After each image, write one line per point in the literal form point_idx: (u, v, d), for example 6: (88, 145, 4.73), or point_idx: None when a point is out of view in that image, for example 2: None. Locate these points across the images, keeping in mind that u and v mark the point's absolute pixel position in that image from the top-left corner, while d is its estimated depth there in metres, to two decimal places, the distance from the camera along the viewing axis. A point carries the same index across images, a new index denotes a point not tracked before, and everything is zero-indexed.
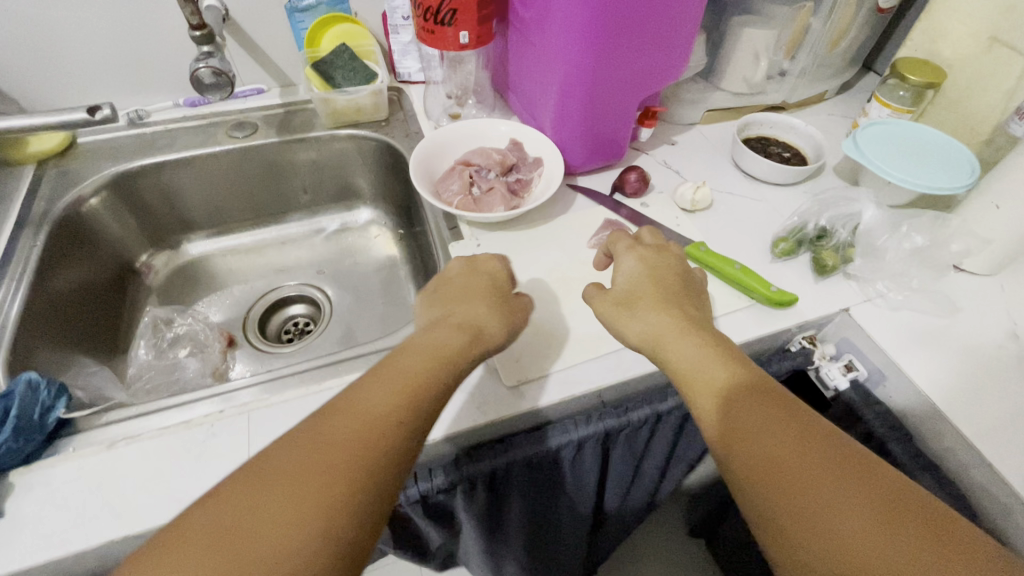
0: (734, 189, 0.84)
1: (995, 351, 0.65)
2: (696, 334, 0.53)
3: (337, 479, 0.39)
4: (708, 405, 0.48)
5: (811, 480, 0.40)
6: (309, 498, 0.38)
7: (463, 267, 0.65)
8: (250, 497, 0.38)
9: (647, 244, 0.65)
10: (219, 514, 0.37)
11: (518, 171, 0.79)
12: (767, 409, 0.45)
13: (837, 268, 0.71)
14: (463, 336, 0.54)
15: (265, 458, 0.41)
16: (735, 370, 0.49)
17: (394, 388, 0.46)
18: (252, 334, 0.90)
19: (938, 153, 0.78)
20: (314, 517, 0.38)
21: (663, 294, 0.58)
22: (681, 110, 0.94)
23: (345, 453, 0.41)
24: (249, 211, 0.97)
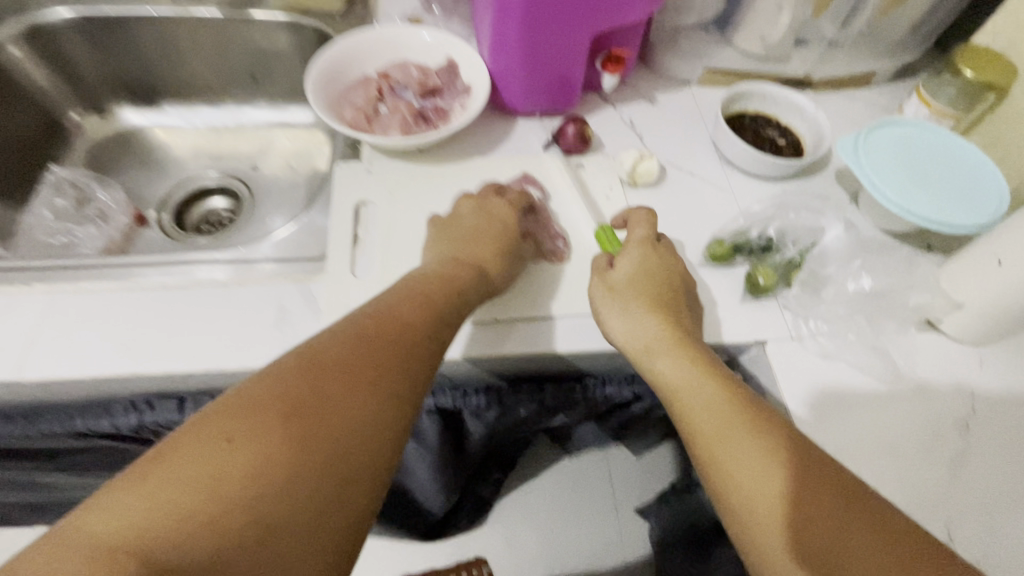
0: (697, 170, 0.70)
1: (926, 439, 0.52)
2: (689, 345, 0.49)
3: (368, 372, 0.40)
4: (702, 426, 0.44)
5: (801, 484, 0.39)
6: (344, 392, 0.39)
7: (470, 201, 0.61)
8: (258, 420, 0.36)
9: (634, 236, 0.58)
10: (251, 401, 0.36)
11: (441, 97, 0.68)
12: (754, 428, 0.42)
13: (771, 290, 0.58)
14: (472, 275, 0.53)
15: (270, 384, 0.38)
16: (719, 384, 0.45)
17: (391, 324, 0.45)
18: (165, 217, 0.88)
19: (965, 176, 0.60)
20: (350, 407, 0.38)
21: (662, 295, 0.53)
22: (675, 63, 0.78)
23: (350, 379, 0.40)
24: (192, 89, 0.94)
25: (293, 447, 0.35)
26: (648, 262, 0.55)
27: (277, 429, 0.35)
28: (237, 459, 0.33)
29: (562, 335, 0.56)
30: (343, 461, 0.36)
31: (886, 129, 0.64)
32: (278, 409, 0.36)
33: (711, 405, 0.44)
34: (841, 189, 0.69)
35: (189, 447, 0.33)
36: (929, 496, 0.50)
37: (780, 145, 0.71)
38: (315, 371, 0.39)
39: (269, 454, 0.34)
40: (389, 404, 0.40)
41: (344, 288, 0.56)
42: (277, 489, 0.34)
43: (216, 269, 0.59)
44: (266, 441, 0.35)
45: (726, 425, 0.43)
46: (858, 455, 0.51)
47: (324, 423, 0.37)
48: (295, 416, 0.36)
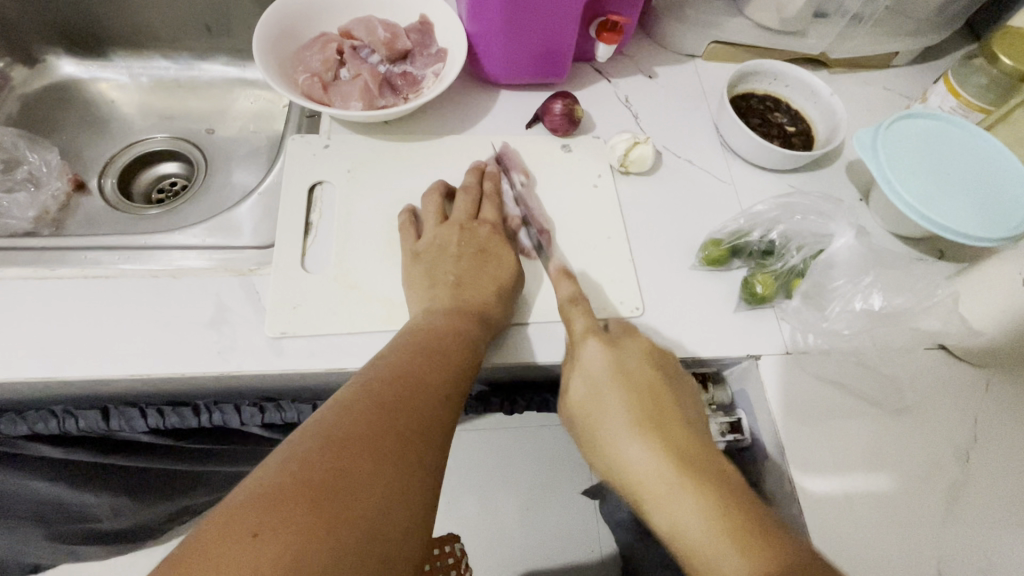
0: (697, 158, 0.63)
1: (925, 470, 0.48)
2: (659, 428, 0.42)
3: (394, 443, 0.35)
4: (649, 503, 0.40)
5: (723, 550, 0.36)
6: (376, 467, 0.33)
7: (446, 225, 0.53)
8: (279, 516, 0.29)
9: (577, 330, 0.48)
10: (273, 496, 0.30)
11: (412, 62, 0.60)
12: (700, 490, 0.38)
13: (769, 300, 0.52)
14: (470, 329, 0.46)
15: (292, 469, 0.32)
16: (677, 455, 0.40)
17: (404, 388, 0.39)
18: (109, 184, 0.79)
19: (991, 177, 0.54)
20: (382, 487, 0.32)
21: (634, 401, 0.44)
22: (679, 33, 0.69)
23: (374, 460, 0.33)
24: (137, 39, 0.83)
25: (324, 540, 0.29)
26: (607, 370, 0.45)
27: (305, 522, 0.29)
28: (265, 561, 0.28)
29: (536, 345, 0.51)
30: (382, 544, 0.31)
31: (907, 122, 0.58)
32: (303, 495, 0.30)
33: (659, 481, 0.40)
34: (851, 186, 0.63)
35: (212, 552, 0.28)
36: (925, 532, 0.46)
37: (789, 133, 0.64)
38: (342, 442, 0.34)
39: (299, 556, 0.28)
40: (422, 479, 0.34)
41: (293, 284, 0.50)
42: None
43: (151, 257, 0.52)
44: (294, 539, 0.29)
45: (676, 499, 0.38)
46: (854, 484, 0.47)
47: (355, 508, 0.31)
48: (324, 502, 0.30)
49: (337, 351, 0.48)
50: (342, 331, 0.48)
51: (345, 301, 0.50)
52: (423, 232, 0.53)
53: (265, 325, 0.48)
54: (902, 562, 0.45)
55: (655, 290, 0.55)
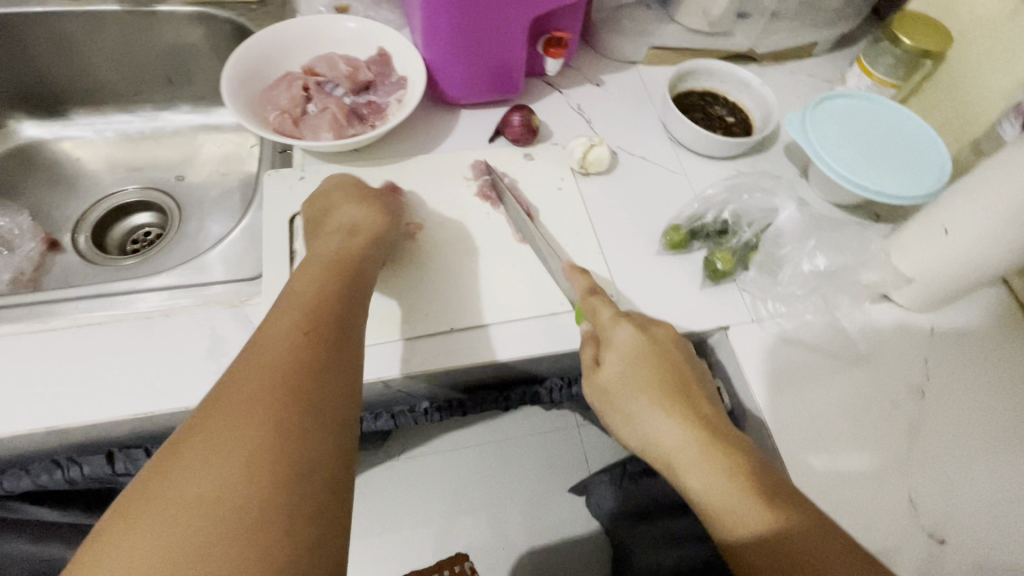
0: (649, 153, 0.68)
1: (885, 412, 0.53)
2: (684, 405, 0.45)
3: (266, 396, 0.34)
4: (660, 443, 0.45)
5: (697, 450, 0.43)
6: (234, 428, 0.33)
7: (347, 182, 0.57)
8: (151, 511, 0.29)
9: (606, 317, 0.50)
10: (140, 497, 0.30)
11: (374, 91, 0.64)
12: (710, 436, 0.43)
13: (729, 274, 0.57)
14: (335, 264, 0.47)
15: (156, 465, 0.31)
16: (680, 399, 0.46)
17: (264, 346, 0.38)
18: (82, 240, 0.80)
19: (908, 143, 0.61)
20: (283, 418, 0.34)
21: (660, 382, 0.46)
22: (619, 42, 0.75)
23: (234, 427, 0.33)
24: (100, 96, 0.85)
25: (233, 484, 0.31)
26: (637, 348, 0.48)
27: (180, 510, 0.30)
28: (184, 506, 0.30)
29: (515, 341, 0.54)
30: (274, 490, 0.31)
31: (831, 103, 0.64)
32: (210, 441, 0.32)
33: (670, 420, 0.45)
34: (790, 164, 0.69)
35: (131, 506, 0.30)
36: (893, 467, 0.51)
37: (728, 124, 0.70)
38: (239, 391, 0.35)
39: (210, 498, 0.30)
40: (286, 412, 0.34)
41: None
42: (234, 526, 0.30)
43: (138, 300, 0.53)
44: (200, 483, 0.31)
45: (676, 434, 0.44)
46: (822, 431, 0.52)
47: (229, 464, 0.31)
48: (229, 446, 0.32)
49: None
50: None
51: None
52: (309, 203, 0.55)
53: None
54: (874, 496, 0.49)
55: (628, 277, 0.58)
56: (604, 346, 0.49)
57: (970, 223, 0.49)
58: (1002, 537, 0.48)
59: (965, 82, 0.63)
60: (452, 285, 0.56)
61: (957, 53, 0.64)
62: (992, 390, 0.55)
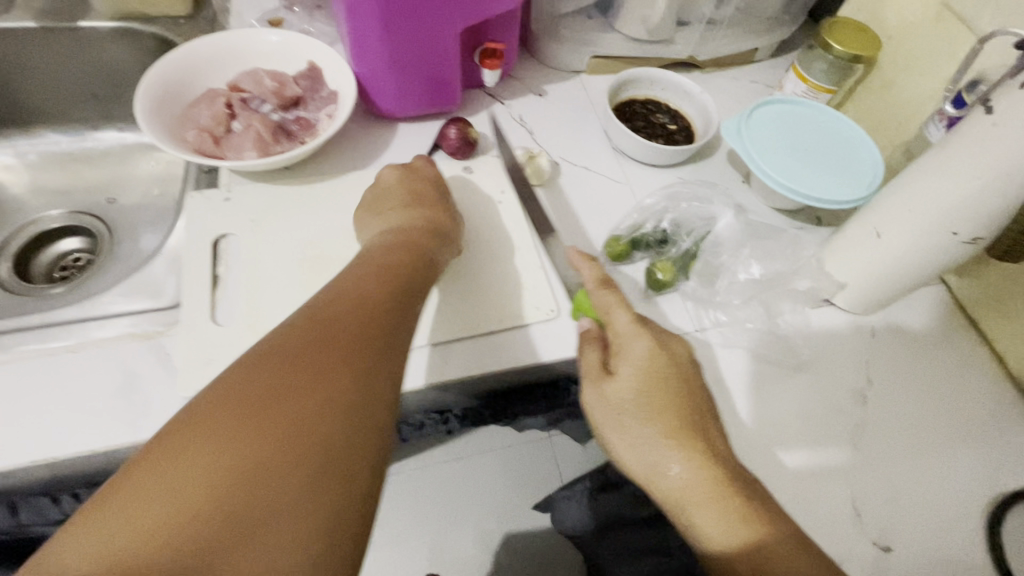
0: (592, 163, 0.68)
1: (830, 418, 0.53)
2: (695, 439, 0.45)
3: (331, 355, 0.34)
4: (663, 474, 0.44)
5: (706, 486, 0.43)
6: (322, 376, 0.33)
7: (399, 177, 0.56)
8: (219, 437, 0.29)
9: (621, 327, 0.48)
10: (200, 418, 0.30)
11: (304, 107, 0.62)
12: (719, 473, 0.43)
13: (672, 284, 0.56)
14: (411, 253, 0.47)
15: (224, 389, 0.32)
16: (691, 431, 0.45)
17: (343, 305, 0.38)
18: (3, 269, 0.75)
19: (843, 147, 0.61)
20: (326, 405, 0.32)
21: (673, 411, 0.46)
22: (560, 52, 0.75)
23: (310, 375, 0.33)
24: (22, 116, 0.81)
25: (253, 459, 0.29)
26: (649, 373, 0.47)
27: (258, 444, 0.30)
28: (200, 476, 0.28)
29: (449, 362, 0.51)
30: (336, 453, 0.31)
31: (768, 108, 0.64)
32: (235, 413, 0.31)
33: (681, 453, 0.44)
34: (733, 171, 0.69)
35: (141, 467, 0.28)
36: (839, 474, 0.50)
37: (670, 131, 0.70)
38: (288, 365, 0.33)
39: (223, 476, 0.28)
40: (371, 380, 0.34)
41: (203, 341, 0.49)
42: (246, 515, 0.28)
43: (45, 335, 0.50)
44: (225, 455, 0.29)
45: (685, 470, 0.44)
46: (768, 441, 0.51)
47: (305, 415, 0.31)
48: (250, 421, 0.30)
49: None
50: None
51: None
52: (388, 181, 0.57)
53: (178, 386, 0.47)
54: (822, 502, 0.49)
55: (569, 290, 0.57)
56: (617, 363, 0.48)
57: (900, 226, 0.49)
58: (947, 540, 0.48)
59: (896, 85, 0.64)
60: None
61: (886, 57, 0.65)
62: (934, 390, 0.55)
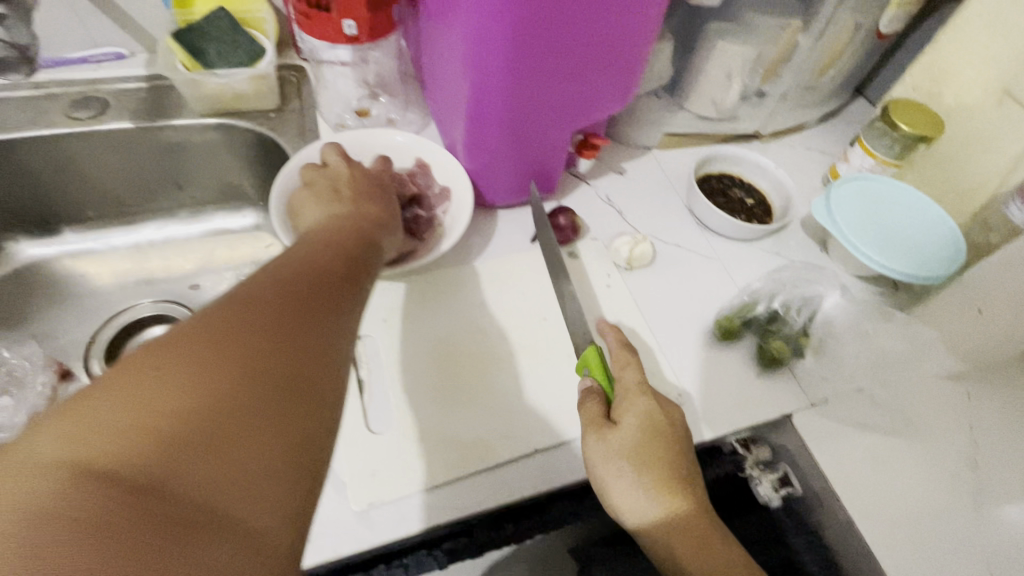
0: (682, 240, 0.71)
1: (949, 484, 0.56)
2: (682, 490, 0.48)
3: (284, 388, 0.34)
4: (652, 522, 0.47)
5: (695, 538, 0.46)
6: (247, 397, 0.32)
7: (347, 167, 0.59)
8: (208, 472, 0.29)
9: (632, 383, 0.52)
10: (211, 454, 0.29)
11: (419, 204, 0.64)
12: (703, 525, 0.47)
13: (784, 361, 0.59)
14: (339, 254, 0.47)
15: (218, 415, 0.30)
16: (680, 483, 0.48)
17: (285, 319, 0.37)
18: (98, 365, 0.75)
19: (923, 223, 0.66)
20: (247, 367, 0.33)
21: (666, 463, 0.48)
22: (635, 131, 0.79)
23: (259, 396, 0.32)
24: (104, 208, 0.81)
25: (207, 412, 0.30)
26: (648, 427, 0.49)
27: (185, 471, 0.28)
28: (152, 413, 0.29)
29: None
30: (265, 472, 0.31)
31: (847, 186, 0.69)
32: (205, 351, 0.32)
33: (669, 503, 0.47)
34: (810, 240, 0.74)
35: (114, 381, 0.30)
36: (965, 538, 0.53)
37: (749, 205, 0.74)
38: (266, 307, 0.37)
39: (175, 417, 0.29)
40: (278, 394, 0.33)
41: (363, 450, 0.50)
42: (195, 468, 0.29)
43: None
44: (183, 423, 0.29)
45: (675, 519, 0.47)
46: (897, 512, 0.54)
47: (228, 432, 0.30)
48: (240, 357, 0.33)
49: (427, 509, 0.49)
50: (423, 486, 0.49)
51: (420, 455, 0.51)
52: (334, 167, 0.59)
53: (349, 499, 0.48)
54: (953, 567, 0.52)
55: (688, 371, 0.60)
56: (621, 416, 0.50)
57: (1002, 303, 0.56)
58: None
59: (959, 160, 0.70)
60: (525, 399, 0.55)
61: (948, 134, 0.70)
62: None
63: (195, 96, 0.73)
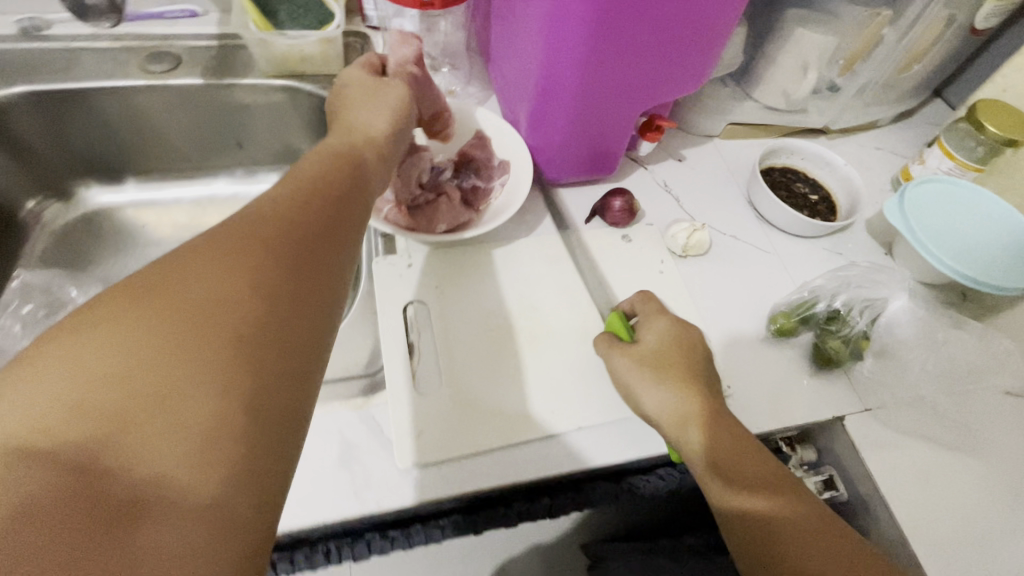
0: (740, 233, 0.70)
1: (1010, 505, 0.53)
2: (706, 392, 0.49)
3: (238, 352, 0.29)
4: (682, 431, 0.48)
5: (730, 442, 0.46)
6: (195, 366, 0.28)
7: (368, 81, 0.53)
8: (139, 458, 0.26)
9: (652, 308, 0.56)
10: (145, 438, 0.26)
11: (478, 175, 0.64)
12: (734, 431, 0.47)
13: (841, 363, 0.58)
14: (334, 186, 0.40)
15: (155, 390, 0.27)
16: (704, 389, 0.49)
17: (248, 271, 0.32)
18: None
19: (1002, 232, 0.62)
20: (211, 338, 0.29)
21: (688, 369, 0.51)
22: (698, 119, 0.77)
23: (207, 363, 0.28)
24: (169, 162, 0.84)
25: (155, 391, 0.27)
26: (673, 338, 0.53)
27: (115, 455, 0.25)
28: (97, 394, 0.26)
29: (634, 436, 0.53)
30: (213, 450, 0.27)
31: (922, 188, 0.65)
32: (173, 315, 0.29)
33: (695, 405, 0.48)
34: (874, 243, 0.71)
35: (72, 346, 0.27)
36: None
37: (813, 202, 0.72)
38: (233, 255, 0.32)
39: (129, 391, 0.26)
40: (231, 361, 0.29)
41: (412, 410, 0.51)
42: (133, 450, 0.26)
43: None
44: (151, 371, 0.27)
45: (703, 423, 0.47)
46: (952, 528, 0.52)
47: (168, 408, 0.27)
48: (195, 322, 0.29)
49: (469, 474, 0.49)
50: (466, 453, 0.49)
51: (464, 421, 0.51)
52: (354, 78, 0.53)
53: (394, 457, 0.49)
54: None
55: (739, 363, 0.59)
56: (645, 333, 0.54)
57: None
58: None
59: None
60: (572, 376, 0.55)
61: None
62: None
63: (263, 56, 0.74)
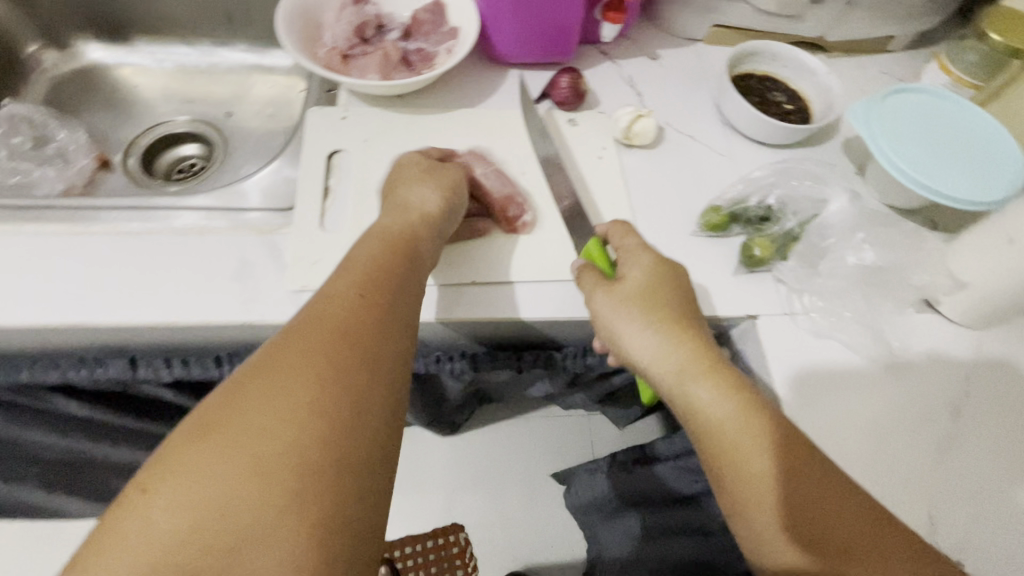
0: (698, 134, 0.66)
1: (915, 425, 0.50)
2: (688, 333, 0.46)
3: (342, 397, 0.34)
4: (675, 389, 0.45)
5: (720, 394, 0.43)
6: (304, 411, 0.33)
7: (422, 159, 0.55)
8: (260, 494, 0.31)
9: (632, 242, 0.52)
10: (269, 470, 0.31)
11: (425, 39, 0.64)
12: (720, 378, 0.43)
13: (766, 262, 0.55)
14: (400, 251, 0.45)
15: (273, 434, 0.32)
16: (687, 331, 0.46)
17: (338, 332, 0.37)
18: (132, 161, 0.83)
19: (982, 149, 0.57)
20: (317, 385, 0.34)
21: (673, 309, 0.47)
22: (680, 17, 0.72)
23: (318, 411, 0.33)
24: (160, 25, 0.87)
25: (285, 439, 0.32)
26: (656, 274, 0.49)
27: (254, 490, 0.31)
28: (236, 442, 0.32)
29: (529, 299, 0.54)
30: (332, 478, 0.32)
31: (900, 97, 0.60)
32: (287, 377, 0.34)
33: (682, 353, 0.45)
34: (846, 161, 0.66)
35: (229, 414, 0.33)
36: (911, 479, 0.48)
37: (786, 111, 0.66)
38: (329, 320, 0.37)
39: (259, 443, 0.32)
40: (342, 410, 0.34)
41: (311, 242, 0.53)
42: (274, 482, 0.31)
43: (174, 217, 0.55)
44: (289, 431, 0.32)
45: (690, 369, 0.44)
46: (842, 434, 0.49)
47: (282, 445, 0.32)
48: (310, 378, 0.34)
49: None
50: None
51: None
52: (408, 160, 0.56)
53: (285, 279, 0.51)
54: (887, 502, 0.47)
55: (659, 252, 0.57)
56: (625, 267, 0.50)
57: None
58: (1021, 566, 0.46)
59: None
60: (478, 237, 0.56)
61: None
62: None
63: None
